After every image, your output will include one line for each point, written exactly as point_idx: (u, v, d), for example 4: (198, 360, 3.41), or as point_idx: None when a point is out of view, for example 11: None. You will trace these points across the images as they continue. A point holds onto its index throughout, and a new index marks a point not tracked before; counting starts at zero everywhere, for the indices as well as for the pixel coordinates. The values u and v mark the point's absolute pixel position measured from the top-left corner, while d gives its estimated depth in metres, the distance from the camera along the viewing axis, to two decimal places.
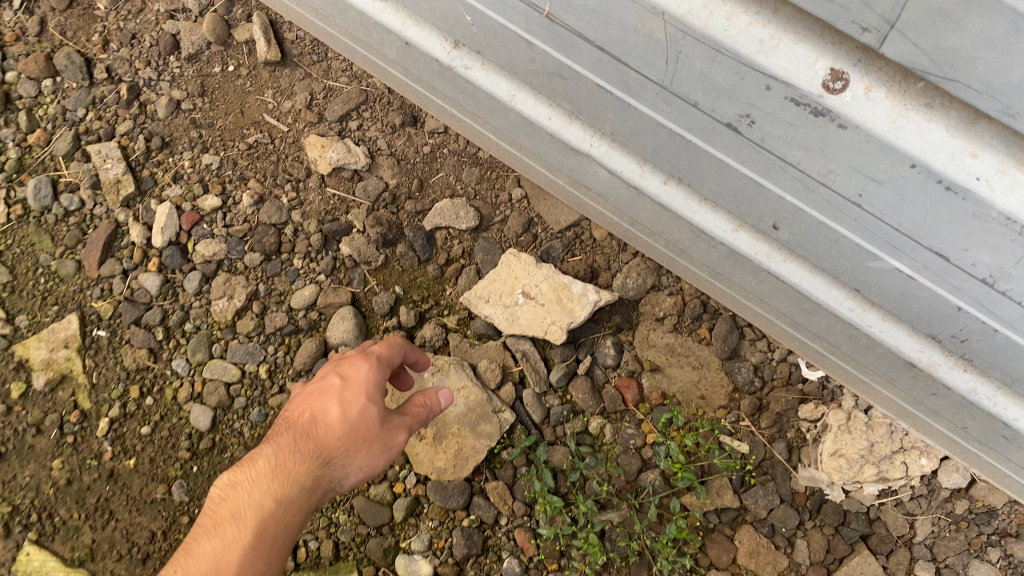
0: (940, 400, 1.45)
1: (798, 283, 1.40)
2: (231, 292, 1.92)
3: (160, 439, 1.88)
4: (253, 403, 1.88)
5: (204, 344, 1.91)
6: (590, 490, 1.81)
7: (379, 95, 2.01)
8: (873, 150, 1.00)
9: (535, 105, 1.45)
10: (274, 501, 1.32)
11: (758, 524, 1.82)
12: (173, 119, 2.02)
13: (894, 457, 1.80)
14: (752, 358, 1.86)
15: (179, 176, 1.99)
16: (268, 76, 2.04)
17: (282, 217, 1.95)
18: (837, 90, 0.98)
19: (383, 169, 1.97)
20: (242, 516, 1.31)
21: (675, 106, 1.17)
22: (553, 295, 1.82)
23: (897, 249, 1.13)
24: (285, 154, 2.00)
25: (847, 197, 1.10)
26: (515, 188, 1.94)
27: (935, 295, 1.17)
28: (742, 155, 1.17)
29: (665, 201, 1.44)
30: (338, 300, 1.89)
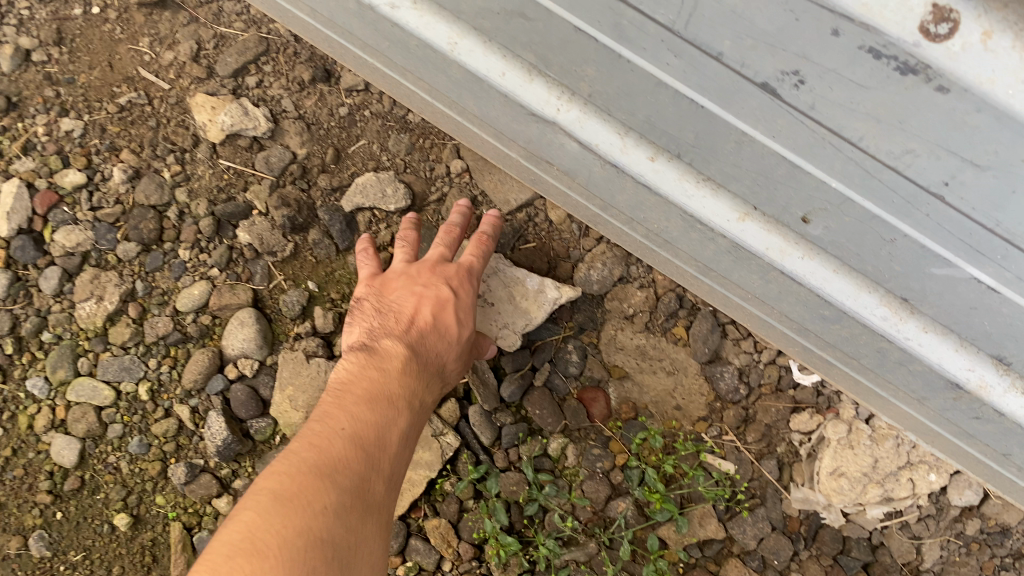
0: (982, 424, 1.19)
1: (818, 287, 1.11)
2: (100, 292, 1.54)
3: (12, 480, 1.50)
4: (132, 431, 1.51)
5: (68, 358, 1.52)
6: (551, 525, 1.51)
7: (283, 43, 1.63)
8: (983, 124, 0.71)
9: (484, 57, 1.11)
10: (424, 394, 1.34)
11: (747, 557, 1.55)
12: (21, 73, 1.61)
13: (900, 473, 1.54)
14: (735, 361, 1.58)
15: (31, 146, 1.59)
16: (143, 21, 1.63)
17: (164, 197, 1.57)
18: (942, 37, 0.67)
19: (290, 136, 1.60)
20: (400, 400, 1.28)
21: (685, 58, 0.85)
22: (504, 292, 1.50)
23: (981, 255, 0.84)
24: (166, 118, 1.61)
25: (925, 185, 0.80)
26: (454, 160, 1.59)
27: (1021, 311, 0.89)
28: (776, 127, 0.86)
29: (652, 181, 1.12)
30: (238, 301, 1.53)
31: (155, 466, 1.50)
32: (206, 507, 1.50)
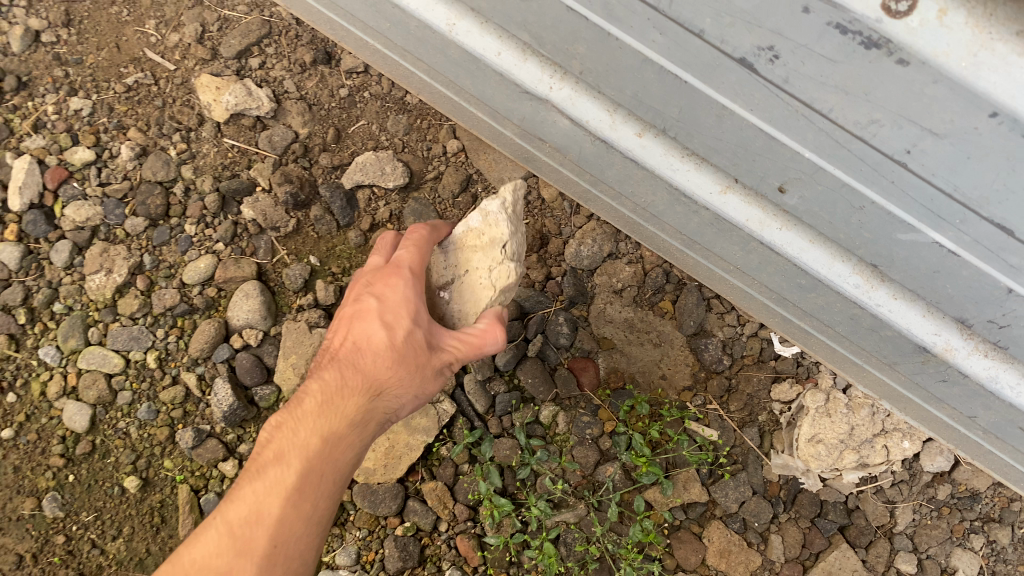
0: (949, 388, 1.26)
1: (795, 256, 1.18)
2: (109, 265, 1.59)
3: (26, 445, 1.56)
4: (140, 398, 1.57)
5: (78, 328, 1.58)
6: (543, 488, 1.59)
7: (285, 27, 1.68)
8: (940, 94, 0.77)
9: (481, 37, 1.18)
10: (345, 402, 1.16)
11: (729, 520, 1.63)
12: (31, 54, 1.66)
13: (875, 440, 1.62)
14: (719, 333, 1.65)
15: (41, 124, 1.65)
16: (150, 3, 1.69)
17: (170, 173, 1.62)
18: (902, 13, 0.74)
19: (292, 116, 1.66)
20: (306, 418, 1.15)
21: (671, 36, 0.92)
22: (461, 251, 1.29)
23: (942, 220, 0.91)
24: (171, 98, 1.66)
25: (888, 153, 0.87)
26: (451, 140, 1.66)
27: (979, 274, 0.95)
28: (754, 100, 0.93)
29: (639, 156, 1.19)
30: (242, 274, 1.59)
31: (163, 431, 1.56)
32: (212, 470, 1.57)
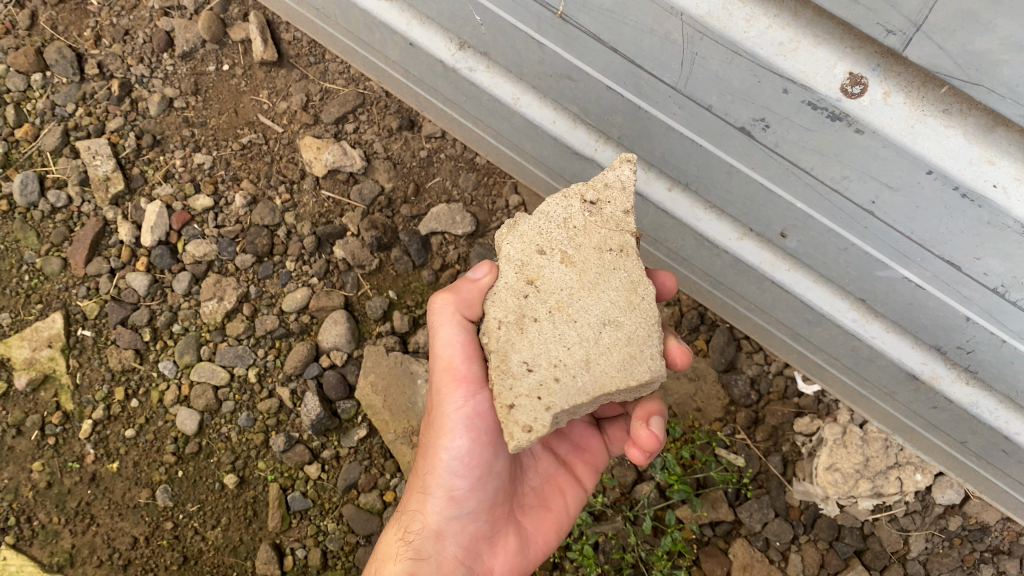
0: (940, 413, 1.45)
1: (802, 294, 1.40)
2: (221, 293, 1.87)
3: (144, 443, 1.83)
4: (241, 407, 1.84)
5: (192, 346, 1.86)
6: (584, 501, 1.78)
7: (376, 98, 1.99)
8: (890, 156, 0.99)
9: (540, 109, 1.44)
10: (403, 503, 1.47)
11: (752, 538, 1.80)
12: (164, 117, 1.98)
13: (889, 471, 1.80)
14: (748, 371, 1.86)
15: (171, 175, 1.95)
16: (264, 77, 2.01)
17: (276, 219, 1.91)
18: (856, 95, 0.98)
19: (379, 173, 1.94)
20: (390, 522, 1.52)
21: (687, 109, 1.16)
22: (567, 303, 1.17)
23: (907, 259, 1.13)
24: (278, 156, 1.96)
25: (859, 204, 1.09)
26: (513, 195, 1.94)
27: (943, 304, 1.17)
28: (754, 160, 1.16)
29: (669, 208, 1.43)
30: (331, 304, 1.87)
31: (259, 436, 1.83)
32: (298, 472, 1.82)
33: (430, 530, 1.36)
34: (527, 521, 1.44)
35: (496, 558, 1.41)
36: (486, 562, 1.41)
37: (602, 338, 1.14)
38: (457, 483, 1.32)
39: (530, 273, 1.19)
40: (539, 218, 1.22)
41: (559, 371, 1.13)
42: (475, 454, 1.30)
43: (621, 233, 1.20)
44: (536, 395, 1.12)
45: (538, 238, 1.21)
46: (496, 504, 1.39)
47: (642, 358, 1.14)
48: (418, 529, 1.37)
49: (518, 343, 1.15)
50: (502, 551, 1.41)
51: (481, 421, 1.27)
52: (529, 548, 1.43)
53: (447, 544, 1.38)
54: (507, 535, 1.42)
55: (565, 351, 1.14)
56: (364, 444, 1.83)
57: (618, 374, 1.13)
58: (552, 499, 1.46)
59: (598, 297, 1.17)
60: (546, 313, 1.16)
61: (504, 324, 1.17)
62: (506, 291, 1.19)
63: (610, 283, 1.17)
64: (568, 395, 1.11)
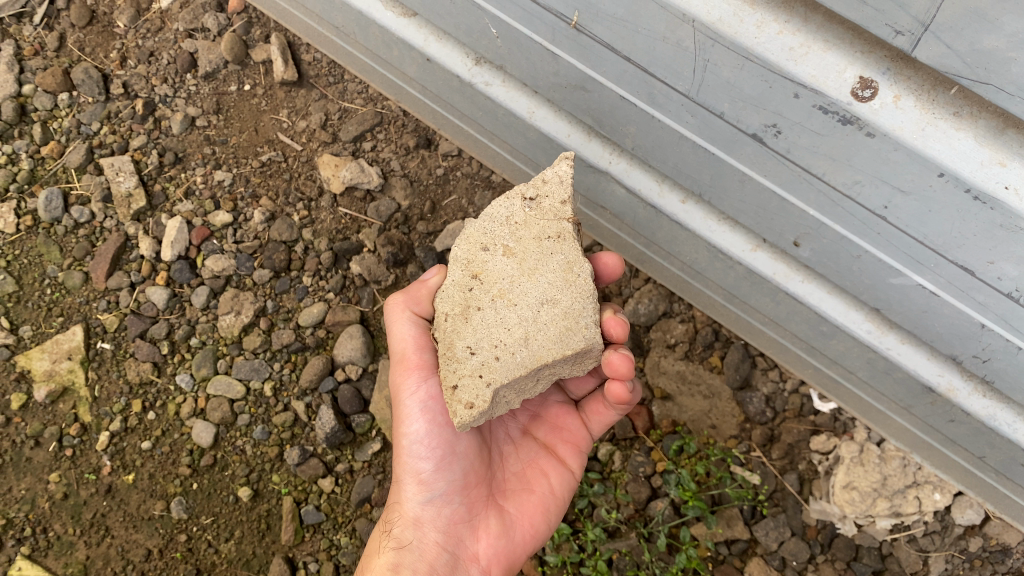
0: (957, 427, 1.44)
1: (816, 305, 1.39)
2: (238, 307, 1.89)
3: (160, 455, 1.85)
4: (257, 420, 1.85)
5: (209, 359, 1.87)
6: (598, 517, 1.77)
7: (394, 117, 2.02)
8: (901, 159, 1.00)
9: (554, 122, 1.46)
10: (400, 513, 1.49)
11: (769, 557, 1.78)
12: (186, 135, 2.01)
13: (907, 491, 1.77)
14: (763, 388, 1.84)
15: (191, 192, 1.98)
16: (284, 96, 2.04)
17: (294, 234, 1.94)
18: (866, 98, 0.98)
19: (396, 190, 1.97)
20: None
21: (700, 117, 1.17)
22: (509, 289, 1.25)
23: (921, 264, 1.13)
24: (297, 173, 1.99)
25: (872, 209, 1.10)
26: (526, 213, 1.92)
27: (958, 311, 1.17)
28: (766, 167, 1.17)
29: (682, 219, 1.44)
30: (347, 318, 1.88)
31: (274, 450, 1.83)
32: (312, 485, 1.83)
33: (408, 518, 1.39)
34: (511, 505, 1.41)
35: (480, 542, 1.38)
36: (470, 547, 1.38)
37: (541, 316, 1.23)
38: (420, 465, 1.36)
39: (474, 268, 1.28)
40: (484, 220, 1.30)
41: (500, 350, 1.22)
42: (434, 436, 1.34)
43: (559, 220, 1.27)
44: (478, 374, 1.22)
45: (481, 236, 1.29)
46: (474, 491, 1.39)
47: (578, 328, 1.22)
48: (398, 521, 1.39)
49: (462, 331, 1.25)
50: (485, 534, 1.39)
51: (434, 402, 1.34)
52: (513, 531, 1.40)
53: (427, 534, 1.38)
54: (488, 518, 1.40)
55: (506, 332, 1.23)
56: (378, 458, 1.84)
57: (557, 347, 1.21)
58: (535, 481, 1.43)
59: (538, 280, 1.25)
60: (488, 301, 1.25)
61: (450, 316, 1.27)
62: (451, 286, 1.29)
63: (548, 265, 1.25)
64: (508, 370, 1.21)
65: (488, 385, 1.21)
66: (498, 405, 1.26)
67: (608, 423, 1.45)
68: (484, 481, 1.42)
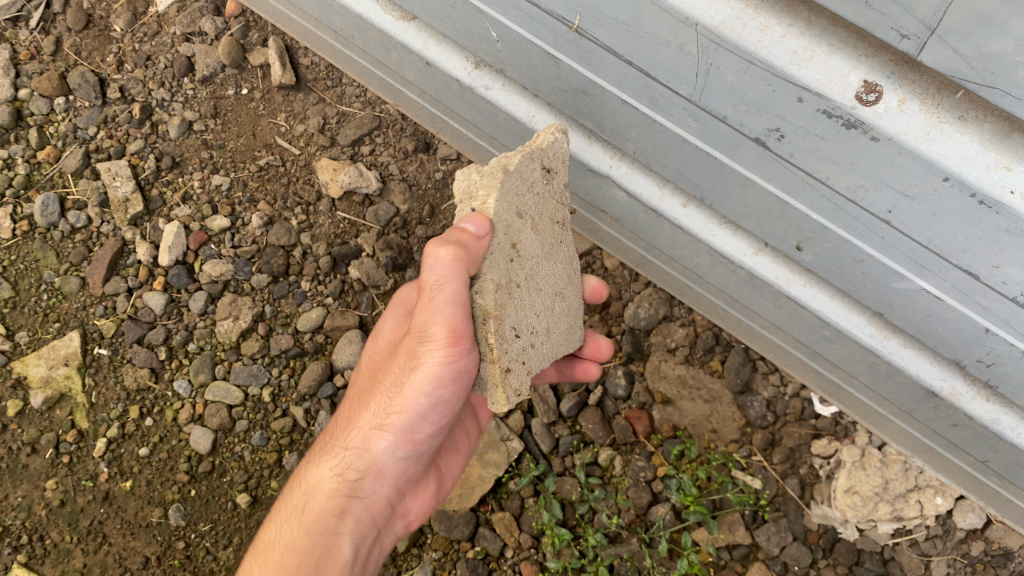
0: (960, 431, 1.43)
1: (818, 310, 1.39)
2: (236, 313, 1.88)
3: (158, 462, 1.83)
4: (255, 426, 1.85)
5: (207, 365, 1.86)
6: (599, 523, 1.76)
7: (392, 121, 2.01)
8: (906, 164, 0.99)
9: None
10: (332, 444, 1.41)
11: (770, 562, 1.77)
12: (183, 139, 2.00)
13: (909, 495, 1.77)
14: (764, 393, 1.83)
15: (189, 196, 1.96)
16: (282, 100, 2.03)
17: (292, 239, 1.92)
18: (870, 102, 0.98)
19: (395, 194, 1.96)
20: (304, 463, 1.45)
21: (703, 122, 1.17)
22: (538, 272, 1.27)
23: (924, 269, 1.13)
24: (295, 177, 1.98)
25: (876, 213, 1.09)
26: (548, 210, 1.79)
27: (962, 316, 1.16)
28: (769, 172, 1.16)
29: (684, 224, 1.43)
30: (346, 323, 1.88)
31: (272, 455, 1.83)
32: None
33: (373, 469, 1.36)
34: (444, 465, 1.59)
35: (416, 500, 1.51)
36: (408, 504, 1.50)
37: (556, 308, 1.34)
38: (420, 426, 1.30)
39: (513, 238, 1.20)
40: (518, 178, 1.19)
41: (534, 338, 1.28)
42: (447, 404, 1.27)
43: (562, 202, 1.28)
44: (522, 360, 1.25)
45: (515, 195, 1.19)
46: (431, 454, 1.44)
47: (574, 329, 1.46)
48: (361, 467, 1.35)
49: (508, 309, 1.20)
50: (422, 495, 1.52)
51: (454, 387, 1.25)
52: (441, 490, 1.58)
53: (383, 486, 1.39)
54: (427, 480, 1.53)
55: (537, 318, 1.28)
56: None
57: (564, 342, 1.40)
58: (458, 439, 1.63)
59: (554, 269, 1.32)
60: (524, 280, 1.24)
61: (500, 287, 1.19)
62: (495, 251, 1.18)
63: (560, 255, 1.33)
64: (540, 358, 1.31)
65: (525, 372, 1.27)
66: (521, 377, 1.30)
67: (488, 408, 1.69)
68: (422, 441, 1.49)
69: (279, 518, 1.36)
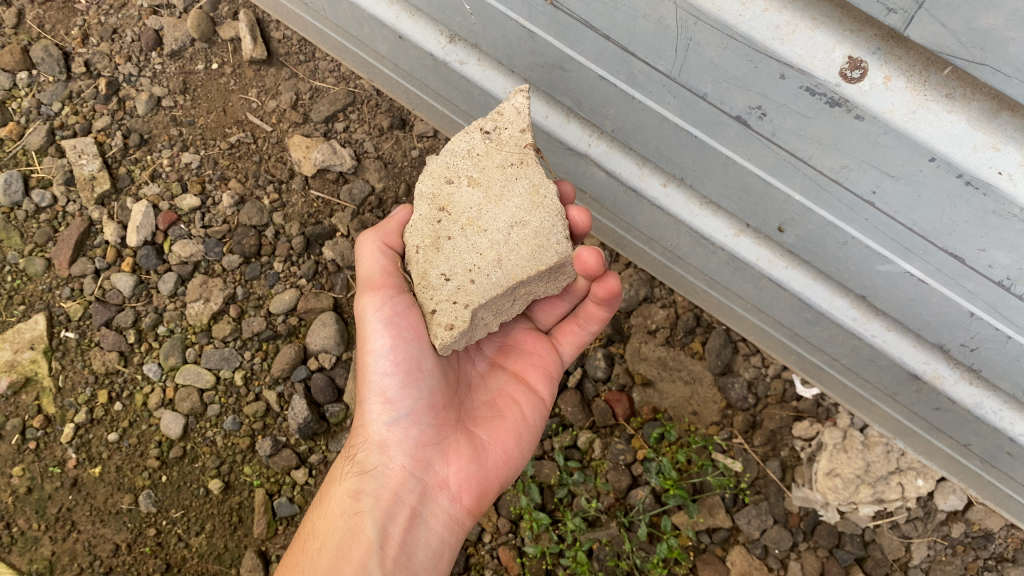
0: (943, 415, 1.41)
1: (801, 292, 1.36)
2: (207, 294, 1.82)
3: (128, 447, 1.77)
4: (228, 411, 1.79)
5: (178, 348, 1.80)
6: (578, 507, 1.74)
7: (367, 96, 1.96)
8: (891, 143, 0.96)
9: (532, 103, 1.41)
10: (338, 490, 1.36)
11: (751, 545, 1.74)
12: (152, 116, 1.93)
13: (890, 477, 1.76)
14: (745, 374, 1.81)
15: (158, 174, 1.90)
16: (253, 75, 1.97)
17: (263, 219, 1.87)
18: (855, 79, 0.94)
19: (370, 172, 1.92)
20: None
21: (682, 99, 1.13)
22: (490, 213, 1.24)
23: (909, 252, 1.10)
24: (267, 155, 1.92)
25: (860, 194, 1.06)
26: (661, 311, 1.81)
27: (946, 299, 1.14)
28: (750, 151, 1.13)
29: (665, 204, 1.39)
30: (320, 305, 1.82)
31: (245, 441, 1.78)
32: (285, 477, 1.78)
33: (374, 443, 1.28)
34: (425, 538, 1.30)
35: (451, 467, 1.30)
36: (439, 472, 1.29)
37: (511, 238, 1.23)
38: (386, 383, 1.23)
39: (440, 201, 1.27)
40: (445, 155, 1.29)
41: (474, 274, 1.23)
42: (402, 353, 1.22)
43: (520, 148, 1.25)
44: (454, 300, 1.23)
45: (446, 170, 1.28)
46: (443, 415, 1.31)
47: (550, 244, 1.22)
48: (364, 445, 1.29)
49: (435, 260, 1.25)
50: (459, 460, 1.30)
51: (401, 318, 1.22)
52: (484, 454, 1.32)
53: (397, 459, 1.28)
54: (463, 445, 1.31)
55: (478, 257, 1.23)
56: None
57: (531, 263, 1.22)
58: (505, 408, 1.38)
59: (505, 206, 1.24)
60: (458, 230, 1.25)
61: (422, 248, 1.26)
62: (418, 220, 1.27)
63: (514, 191, 1.25)
64: (484, 292, 1.22)
65: (468, 308, 1.22)
66: (475, 328, 1.27)
67: (579, 343, 1.49)
68: (451, 403, 1.33)
69: None
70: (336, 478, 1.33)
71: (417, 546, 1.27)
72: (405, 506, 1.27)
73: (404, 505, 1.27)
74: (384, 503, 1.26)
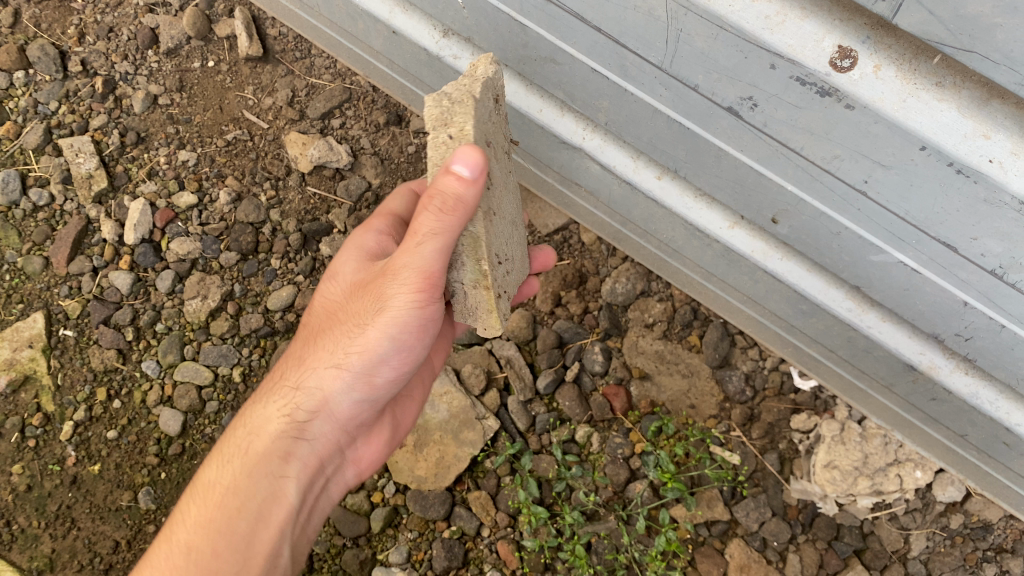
0: (940, 406, 1.41)
1: (796, 283, 1.36)
2: (205, 291, 1.83)
3: (127, 444, 1.77)
4: (226, 408, 1.79)
5: (176, 345, 1.81)
6: (576, 500, 1.74)
7: (363, 93, 1.95)
8: (881, 132, 0.96)
9: (525, 96, 1.41)
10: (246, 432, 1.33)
11: (749, 538, 1.74)
12: (148, 114, 1.93)
13: (889, 469, 1.76)
14: (743, 367, 1.81)
15: (155, 172, 1.90)
16: (249, 73, 1.96)
17: (261, 216, 1.87)
18: (845, 68, 0.94)
19: (366, 169, 1.91)
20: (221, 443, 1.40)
21: (675, 90, 1.13)
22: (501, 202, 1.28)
23: (902, 241, 1.10)
24: (264, 152, 1.92)
25: (852, 184, 1.05)
26: (658, 304, 1.81)
27: (940, 289, 1.14)
28: (743, 142, 1.13)
29: (659, 196, 1.39)
30: None
31: None
32: None
33: (326, 413, 1.29)
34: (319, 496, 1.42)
35: (369, 447, 1.46)
36: (359, 450, 1.44)
37: (511, 235, 1.34)
38: (381, 370, 1.25)
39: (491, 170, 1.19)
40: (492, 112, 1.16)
41: (508, 264, 1.29)
42: (408, 351, 1.24)
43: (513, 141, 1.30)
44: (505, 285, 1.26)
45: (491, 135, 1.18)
46: (386, 401, 1.38)
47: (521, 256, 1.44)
48: (317, 413, 1.29)
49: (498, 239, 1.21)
50: (376, 441, 1.47)
51: (430, 320, 1.19)
52: (396, 435, 1.51)
53: (334, 430, 1.33)
54: (382, 425, 1.47)
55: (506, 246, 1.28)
56: None
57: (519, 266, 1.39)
58: (417, 392, 1.56)
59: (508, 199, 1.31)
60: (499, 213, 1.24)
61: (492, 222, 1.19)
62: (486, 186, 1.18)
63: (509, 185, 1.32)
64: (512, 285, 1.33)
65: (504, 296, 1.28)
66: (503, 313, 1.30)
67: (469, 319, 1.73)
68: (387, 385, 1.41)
69: (185, 537, 1.26)
70: (263, 429, 1.31)
71: (319, 511, 1.40)
72: (320, 475, 1.37)
73: (322, 475, 1.37)
74: (309, 472, 1.33)
